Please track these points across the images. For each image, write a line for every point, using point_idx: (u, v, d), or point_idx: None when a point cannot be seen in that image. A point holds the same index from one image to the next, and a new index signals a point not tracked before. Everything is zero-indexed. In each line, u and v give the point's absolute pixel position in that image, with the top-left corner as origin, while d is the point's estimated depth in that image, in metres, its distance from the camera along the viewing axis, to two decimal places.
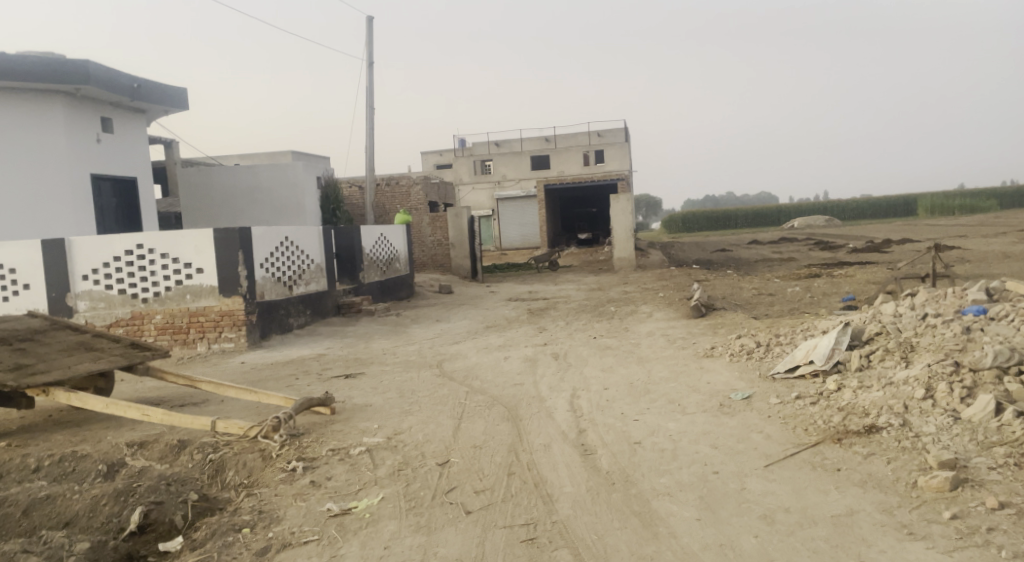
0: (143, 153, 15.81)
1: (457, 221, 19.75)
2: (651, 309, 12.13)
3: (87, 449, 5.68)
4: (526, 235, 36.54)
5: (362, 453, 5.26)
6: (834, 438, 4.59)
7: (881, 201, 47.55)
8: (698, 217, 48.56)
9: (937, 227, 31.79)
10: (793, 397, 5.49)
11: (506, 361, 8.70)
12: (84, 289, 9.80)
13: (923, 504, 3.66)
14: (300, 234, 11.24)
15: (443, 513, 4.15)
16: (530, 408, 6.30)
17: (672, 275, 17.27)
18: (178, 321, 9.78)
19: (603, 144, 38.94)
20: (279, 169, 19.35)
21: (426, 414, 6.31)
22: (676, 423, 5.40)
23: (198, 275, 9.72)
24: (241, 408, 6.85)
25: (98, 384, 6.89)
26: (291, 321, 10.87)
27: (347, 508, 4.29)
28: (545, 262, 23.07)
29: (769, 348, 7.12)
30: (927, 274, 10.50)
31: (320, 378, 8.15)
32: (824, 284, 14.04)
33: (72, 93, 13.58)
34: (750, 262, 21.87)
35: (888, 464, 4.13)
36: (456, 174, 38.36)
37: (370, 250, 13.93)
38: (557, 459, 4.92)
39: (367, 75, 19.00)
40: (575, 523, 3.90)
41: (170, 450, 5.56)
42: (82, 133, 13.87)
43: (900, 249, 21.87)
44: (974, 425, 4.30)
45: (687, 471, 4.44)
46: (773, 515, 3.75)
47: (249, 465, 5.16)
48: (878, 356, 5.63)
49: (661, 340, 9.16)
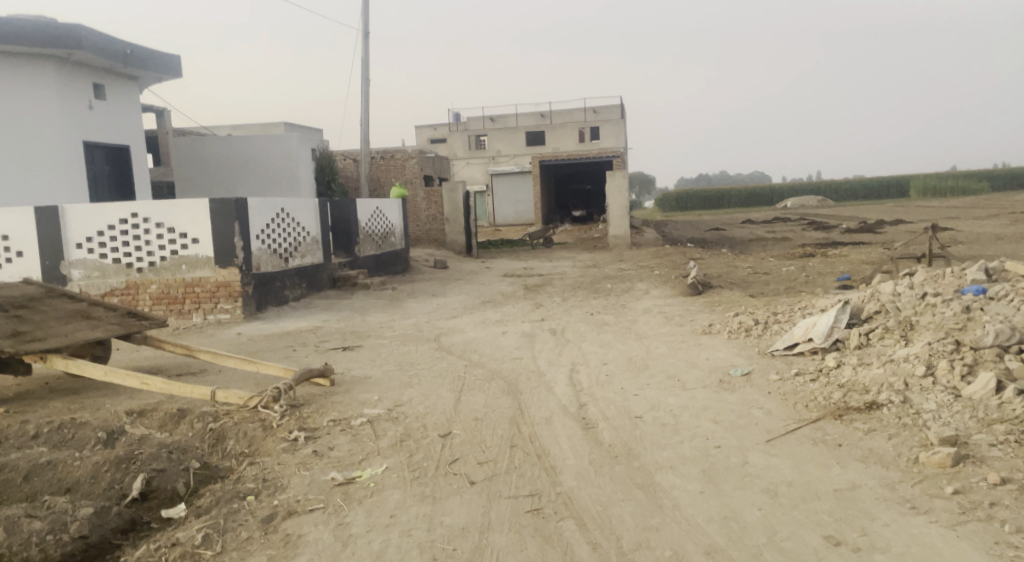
0: (136, 121, 15.62)
1: (452, 195, 19.63)
2: (647, 286, 12.17)
3: (86, 417, 5.67)
4: (520, 212, 36.48)
5: (363, 424, 5.27)
6: (835, 414, 4.63)
7: (873, 183, 47.66)
8: (692, 195, 48.54)
9: (929, 208, 31.93)
10: (793, 374, 5.53)
11: (503, 336, 8.73)
12: (78, 257, 9.73)
13: (925, 479, 3.71)
14: (295, 206, 11.16)
15: (447, 483, 4.17)
16: (530, 383, 6.32)
17: (667, 253, 17.29)
18: (174, 291, 9.74)
19: (599, 121, 38.77)
20: (273, 140, 19.17)
21: (426, 387, 6.33)
22: (676, 398, 5.44)
23: (193, 245, 9.65)
24: (239, 378, 6.84)
25: (95, 351, 6.86)
26: (286, 293, 10.83)
27: (350, 477, 4.30)
28: (540, 239, 23.06)
29: (767, 325, 7.15)
30: (922, 254, 10.55)
31: (318, 350, 8.14)
32: (819, 263, 14.10)
33: (64, 58, 13.38)
34: (744, 241, 21.92)
35: (889, 440, 4.17)
36: (450, 149, 38.14)
37: (366, 223, 13.86)
38: (558, 432, 4.94)
39: (363, 45, 18.76)
40: (580, 494, 3.93)
41: (170, 419, 5.56)
42: (74, 99, 13.70)
43: (894, 229, 21.96)
44: (975, 403, 4.34)
45: (689, 445, 4.48)
46: (776, 488, 3.79)
47: (250, 435, 5.16)
48: (877, 334, 5.67)
49: (658, 317, 9.19)
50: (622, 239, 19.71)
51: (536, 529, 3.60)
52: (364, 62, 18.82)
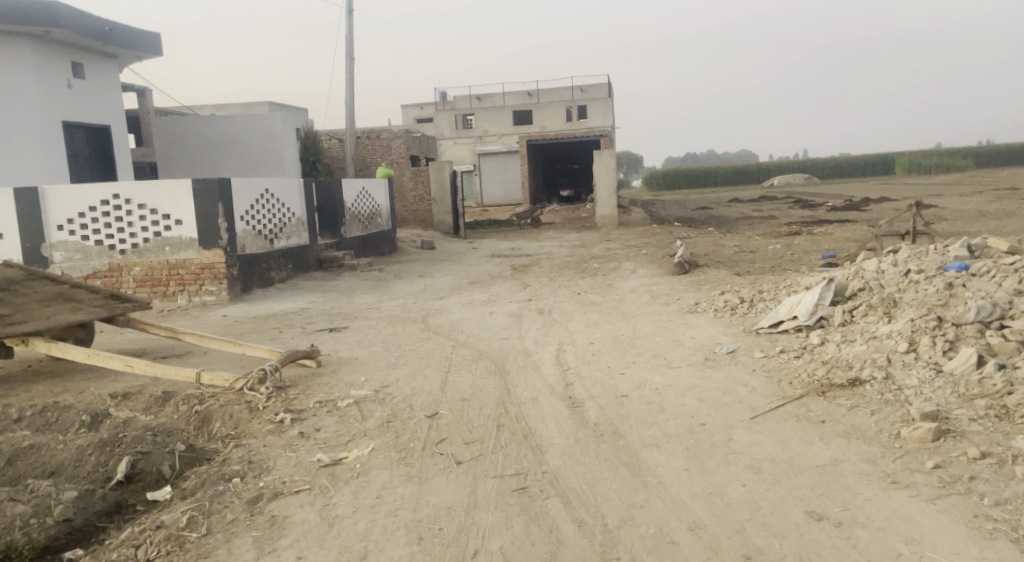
0: (116, 101, 15.38)
1: (439, 175, 19.51)
2: (634, 266, 12.17)
3: (70, 401, 5.63)
4: (508, 192, 36.39)
5: (350, 405, 5.26)
6: (819, 390, 4.67)
7: (860, 160, 47.82)
8: (680, 174, 48.52)
9: (915, 185, 32.06)
10: (778, 351, 5.57)
11: (490, 316, 8.71)
12: (59, 239, 9.60)
13: (907, 454, 3.75)
14: (280, 186, 11.04)
15: (434, 463, 4.18)
16: (517, 362, 6.33)
17: (655, 233, 17.30)
18: (158, 273, 9.65)
19: (586, 99, 38.52)
20: (257, 119, 18.94)
21: (413, 368, 6.32)
22: (661, 377, 5.46)
23: (177, 227, 9.55)
24: (225, 360, 6.81)
25: (78, 334, 6.80)
26: (272, 275, 10.76)
27: (337, 458, 4.30)
28: (528, 219, 22.99)
29: (753, 303, 7.18)
30: (907, 232, 10.59)
31: (304, 332, 8.10)
32: (804, 242, 14.15)
33: (40, 35, 13.11)
34: (731, 220, 21.93)
35: (872, 416, 4.21)
36: (437, 129, 37.83)
37: (352, 204, 13.76)
38: (545, 412, 4.96)
39: (347, 22, 18.50)
40: (566, 473, 3.95)
41: (155, 401, 5.52)
42: (52, 78, 13.44)
43: (879, 207, 22.07)
44: (956, 378, 4.38)
45: (674, 423, 4.50)
46: (759, 465, 3.82)
47: (236, 417, 5.14)
48: (861, 311, 5.71)
49: (645, 296, 9.20)
50: (610, 218, 19.68)
51: (522, 508, 3.61)
52: (347, 39, 18.57)
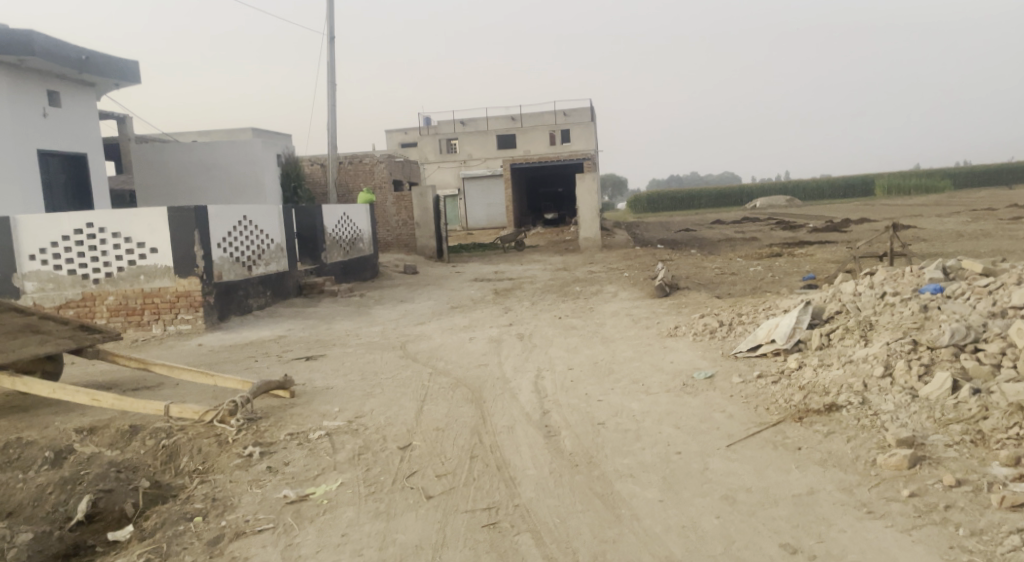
0: (93, 129, 15.27)
1: (422, 200, 19.45)
2: (616, 289, 12.14)
3: (33, 435, 5.43)
4: (492, 216, 36.53)
5: (322, 437, 5.13)
6: (796, 417, 4.61)
7: (839, 182, 48.40)
8: (664, 196, 48.87)
9: (893, 206, 32.42)
10: (755, 376, 5.51)
11: (470, 342, 8.61)
12: (32, 269, 9.44)
13: (883, 482, 3.69)
14: (258, 213, 10.94)
15: (403, 498, 4.07)
16: (494, 390, 6.23)
17: (637, 255, 17.32)
18: (132, 302, 9.48)
19: (569, 123, 38.72)
20: (238, 146, 18.86)
21: (388, 397, 6.21)
22: (639, 403, 5.38)
23: (152, 255, 9.40)
24: (197, 391, 6.65)
25: (46, 366, 6.64)
26: (250, 301, 10.61)
27: (303, 494, 4.18)
28: (511, 242, 22.98)
29: (732, 327, 7.14)
30: (884, 253, 10.65)
31: (280, 360, 7.96)
32: (785, 263, 14.21)
33: (15, 64, 13.00)
34: (713, 242, 22.04)
35: (848, 443, 4.16)
36: (421, 154, 37.81)
37: (333, 229, 13.66)
38: (520, 441, 4.86)
39: (328, 50, 18.54)
40: (539, 506, 3.85)
41: (121, 435, 5.34)
42: (27, 106, 13.33)
43: (859, 228, 22.29)
44: (932, 402, 4.34)
45: (650, 451, 4.42)
46: (735, 495, 3.74)
47: (204, 451, 4.99)
48: (838, 334, 5.67)
49: (625, 320, 9.15)
50: (593, 241, 19.71)
51: (491, 544, 3.51)
52: (329, 66, 18.58)
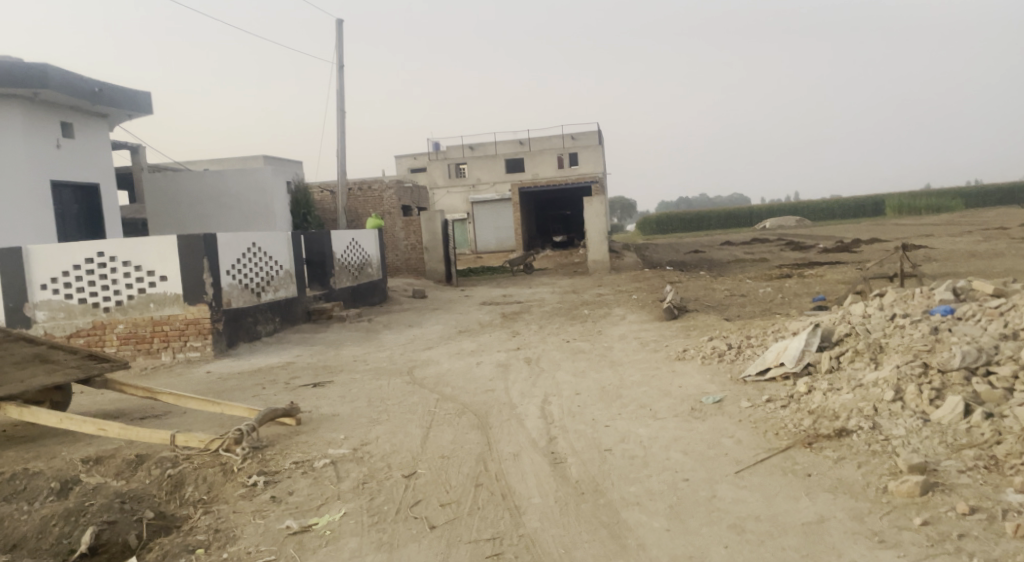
0: (106, 159, 15.45)
1: (430, 224, 19.50)
2: (624, 311, 12.09)
3: (39, 466, 5.39)
4: (501, 239, 36.65)
5: (327, 465, 5.10)
6: (805, 442, 4.53)
7: (850, 202, 48.23)
8: (673, 218, 48.86)
9: (905, 226, 32.27)
10: (764, 400, 5.44)
11: (477, 367, 8.57)
12: (43, 298, 9.50)
13: (894, 510, 3.61)
14: (267, 239, 10.99)
15: (407, 529, 4.03)
16: (501, 416, 6.17)
17: (646, 278, 17.25)
18: (141, 330, 9.51)
19: (577, 147, 38.89)
20: (248, 173, 19.01)
21: (394, 423, 6.17)
22: (646, 429, 5.32)
23: (161, 283, 9.44)
24: (203, 420, 6.62)
25: (54, 397, 6.62)
26: (259, 328, 10.64)
27: (307, 525, 4.18)
28: (520, 265, 22.98)
29: (741, 350, 7.07)
30: (894, 274, 10.58)
31: (287, 388, 7.94)
32: (795, 284, 14.11)
33: (30, 97, 13.22)
34: (722, 263, 21.97)
35: (859, 469, 4.08)
36: (430, 178, 38.05)
37: (342, 255, 13.70)
38: (525, 468, 4.81)
39: (337, 78, 18.77)
40: (543, 536, 3.81)
41: (127, 465, 5.31)
42: (41, 138, 13.51)
43: (870, 248, 22.16)
44: (944, 427, 4.26)
45: (658, 479, 4.35)
46: (743, 524, 3.68)
47: (209, 480, 4.95)
48: (847, 358, 5.59)
49: (633, 344, 9.09)
50: (601, 264, 19.67)
51: None
52: (338, 94, 18.79)
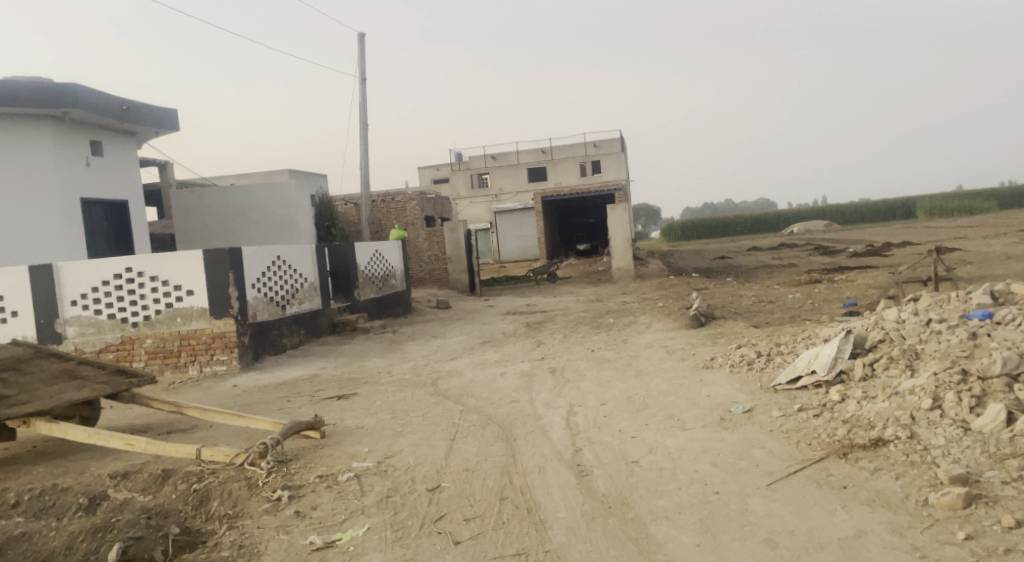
0: (134, 176, 15.68)
1: (453, 235, 19.49)
2: (650, 319, 11.95)
3: (68, 481, 5.40)
4: (525, 248, 36.62)
5: (351, 479, 5.06)
6: (840, 452, 4.39)
7: (880, 206, 47.43)
8: (698, 224, 48.41)
9: (938, 229, 31.57)
10: (796, 410, 5.29)
11: (501, 377, 8.50)
12: (73, 314, 9.62)
13: (936, 524, 3.47)
14: (292, 252, 11.05)
15: (430, 544, 3.97)
16: (526, 427, 6.10)
17: (671, 285, 17.05)
18: (169, 345, 9.58)
19: (600, 154, 38.68)
20: (273, 188, 19.18)
21: (419, 435, 6.13)
22: (675, 440, 5.21)
23: (188, 297, 9.51)
24: (230, 434, 6.63)
25: (83, 413, 6.63)
26: (284, 341, 10.70)
27: (330, 541, 4.14)
28: (543, 274, 22.90)
29: (770, 357, 6.92)
30: (928, 277, 10.30)
31: (313, 400, 7.93)
32: (825, 290, 13.84)
33: (60, 117, 13.48)
34: (750, 269, 21.63)
35: (897, 480, 3.94)
36: (453, 189, 38.19)
37: (366, 266, 13.73)
38: (551, 481, 4.72)
39: (360, 91, 18.90)
40: (570, 552, 3.72)
41: (154, 480, 5.29)
42: (71, 157, 13.75)
43: (902, 251, 21.73)
44: (986, 436, 4.10)
45: (687, 492, 4.24)
46: (776, 538, 3.56)
47: (235, 494, 4.93)
48: (882, 364, 5.43)
49: (660, 352, 8.95)
50: (626, 271, 19.51)
51: None
52: (360, 107, 18.90)
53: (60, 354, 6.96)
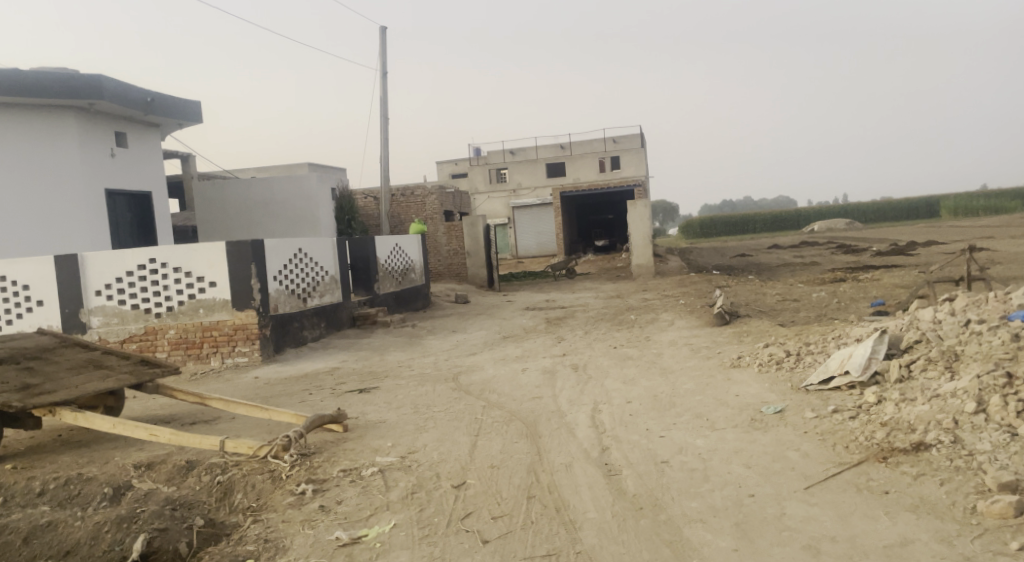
0: (158, 168, 15.76)
1: (472, 229, 19.31)
2: (672, 317, 11.80)
3: (93, 471, 5.39)
4: (543, 244, 36.48)
5: (375, 474, 5.00)
6: (879, 457, 4.27)
7: (903, 204, 46.77)
8: (718, 221, 48.01)
9: (964, 229, 31.05)
10: (830, 411, 5.15)
11: (523, 373, 8.41)
12: (97, 304, 9.65)
13: (987, 533, 3.35)
14: (313, 245, 11.03)
15: (458, 543, 3.91)
16: (550, 425, 6.00)
17: (692, 282, 16.86)
18: (191, 336, 9.60)
19: (619, 150, 38.43)
20: (294, 181, 19.21)
21: (442, 431, 6.06)
22: (705, 440, 5.10)
23: (211, 289, 9.52)
24: (252, 426, 6.61)
25: (107, 402, 6.64)
26: (305, 333, 10.68)
27: (356, 537, 4.09)
28: (562, 270, 22.76)
29: (800, 357, 6.77)
30: (960, 277, 10.07)
31: (334, 394, 7.89)
32: (851, 289, 13.60)
33: (85, 108, 13.55)
34: (771, 267, 21.37)
35: (942, 486, 3.81)
36: (471, 184, 38.14)
37: (386, 260, 13.69)
38: (579, 480, 4.64)
39: (381, 84, 18.87)
40: (602, 554, 3.64)
41: (178, 471, 5.27)
42: (96, 148, 13.83)
43: (928, 251, 21.37)
44: None
45: (721, 494, 4.13)
46: (818, 545, 3.45)
47: (259, 487, 4.89)
48: (920, 366, 5.28)
49: (684, 350, 8.81)
50: (646, 268, 19.33)
51: None
52: (382, 100, 18.88)
53: (84, 343, 6.97)
